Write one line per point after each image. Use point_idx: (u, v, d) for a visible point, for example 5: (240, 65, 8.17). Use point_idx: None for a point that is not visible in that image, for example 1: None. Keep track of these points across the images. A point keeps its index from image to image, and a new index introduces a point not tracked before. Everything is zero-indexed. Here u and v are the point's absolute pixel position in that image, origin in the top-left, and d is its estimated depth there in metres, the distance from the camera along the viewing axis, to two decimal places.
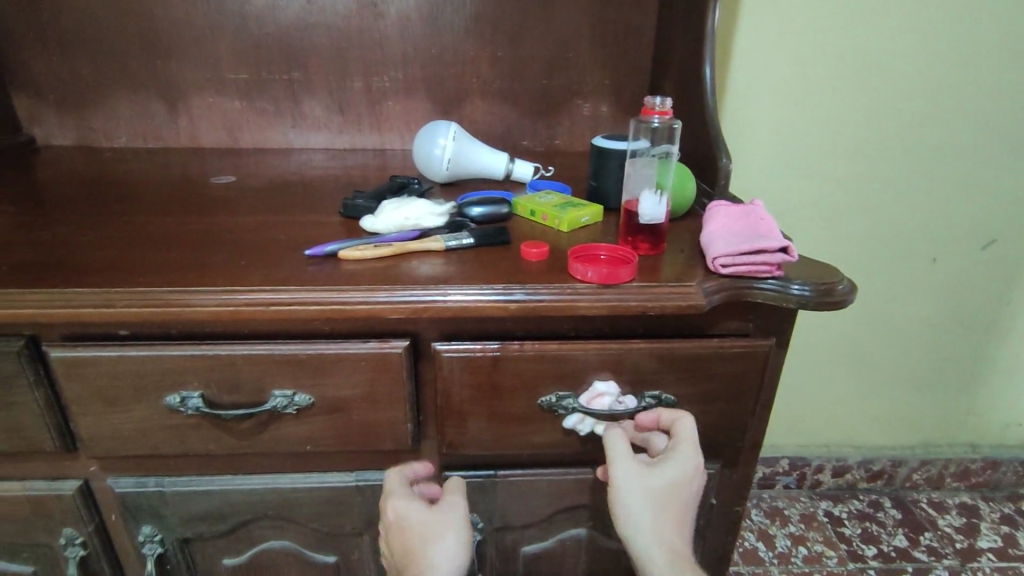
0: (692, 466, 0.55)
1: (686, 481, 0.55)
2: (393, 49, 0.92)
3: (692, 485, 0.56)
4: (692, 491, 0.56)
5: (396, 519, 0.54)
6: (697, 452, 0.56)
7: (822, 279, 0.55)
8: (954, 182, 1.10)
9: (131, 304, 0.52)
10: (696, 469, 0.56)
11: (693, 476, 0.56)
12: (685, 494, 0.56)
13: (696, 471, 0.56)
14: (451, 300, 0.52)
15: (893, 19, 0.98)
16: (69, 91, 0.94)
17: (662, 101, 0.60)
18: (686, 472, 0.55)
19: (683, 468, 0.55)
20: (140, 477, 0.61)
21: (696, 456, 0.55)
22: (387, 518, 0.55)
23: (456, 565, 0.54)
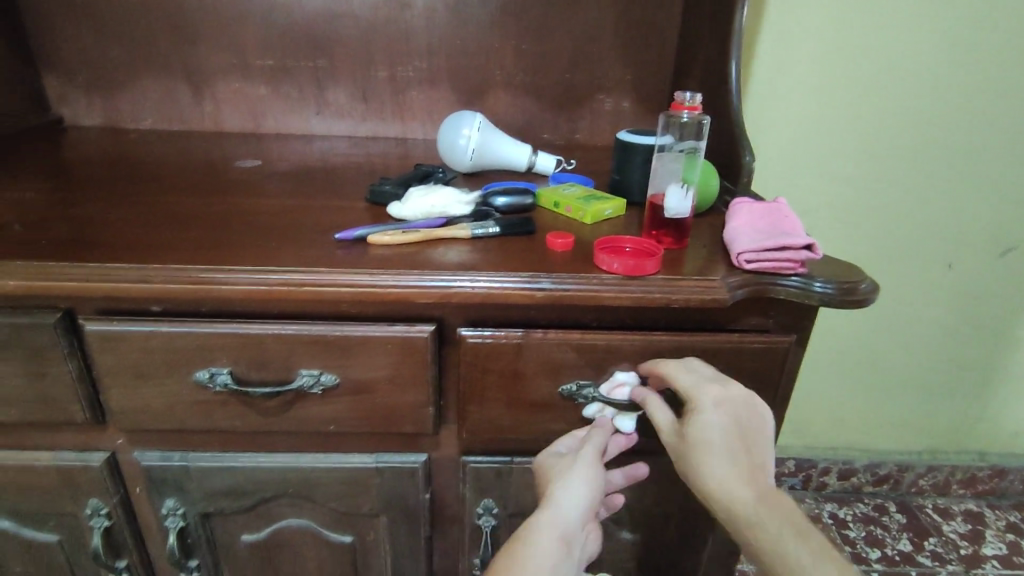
0: (705, 411, 0.50)
1: (715, 428, 0.50)
2: (418, 40, 0.93)
3: (726, 428, 0.50)
4: (736, 431, 0.50)
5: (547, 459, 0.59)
6: (708, 395, 0.51)
7: (845, 278, 0.55)
8: (973, 188, 1.10)
9: (166, 280, 0.53)
10: (721, 410, 0.51)
11: (720, 418, 0.51)
12: (726, 440, 0.50)
13: (724, 411, 0.51)
14: (478, 287, 0.53)
15: (919, 21, 0.98)
16: (98, 72, 0.95)
17: (692, 97, 0.61)
18: (706, 419, 0.50)
19: (700, 418, 0.51)
20: (166, 451, 0.62)
21: (707, 399, 0.51)
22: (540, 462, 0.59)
23: (583, 497, 0.54)
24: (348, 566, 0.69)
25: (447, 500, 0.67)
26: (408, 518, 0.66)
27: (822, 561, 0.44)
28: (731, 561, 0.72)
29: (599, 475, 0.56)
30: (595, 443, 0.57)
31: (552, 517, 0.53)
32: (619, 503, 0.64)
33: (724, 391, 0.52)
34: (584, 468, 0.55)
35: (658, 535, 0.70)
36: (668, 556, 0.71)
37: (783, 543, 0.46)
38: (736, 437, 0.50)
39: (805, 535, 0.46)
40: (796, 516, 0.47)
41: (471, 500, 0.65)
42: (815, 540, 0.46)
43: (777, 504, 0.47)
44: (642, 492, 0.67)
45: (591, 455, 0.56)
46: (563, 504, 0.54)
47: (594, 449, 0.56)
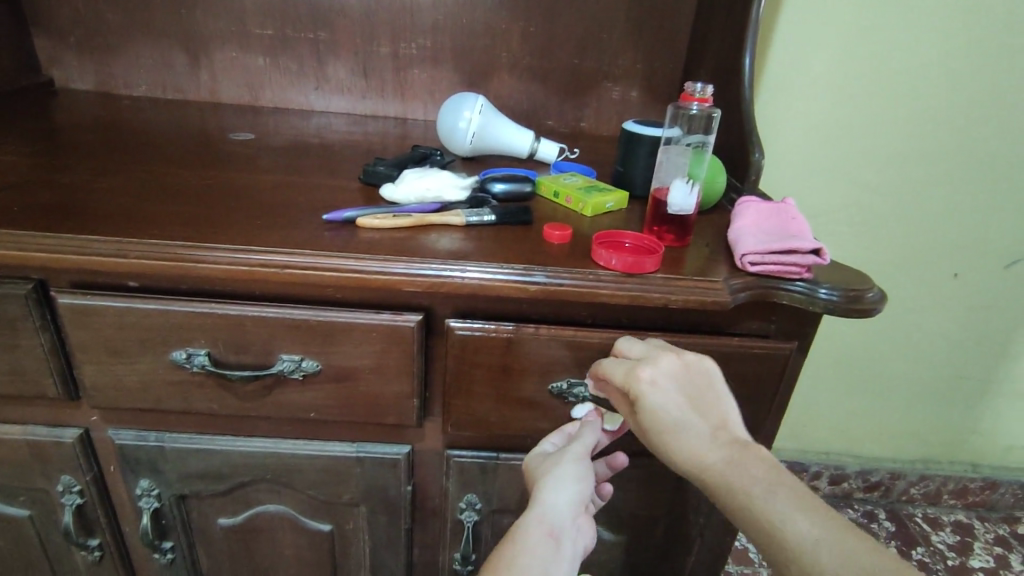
0: (645, 396, 0.48)
1: (660, 408, 0.48)
2: (423, 16, 0.90)
3: (671, 403, 0.48)
4: (684, 401, 0.48)
5: (533, 458, 0.56)
6: (641, 377, 0.49)
7: (852, 285, 0.53)
8: (987, 196, 1.07)
9: (144, 255, 0.50)
10: (659, 387, 0.48)
11: (662, 397, 0.48)
12: (674, 415, 0.47)
13: (665, 389, 0.48)
14: (470, 277, 0.51)
15: (945, 19, 0.95)
16: (92, 34, 0.92)
17: (703, 88, 0.58)
18: (649, 404, 0.48)
19: (641, 401, 0.48)
20: (141, 431, 0.60)
21: (642, 382, 0.48)
22: (526, 463, 0.57)
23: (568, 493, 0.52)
24: (326, 554, 0.68)
25: (429, 493, 0.65)
26: (388, 509, 0.64)
27: (797, 507, 0.41)
28: (717, 567, 0.70)
29: (589, 471, 0.54)
30: (583, 439, 0.55)
31: (540, 515, 0.50)
32: (610, 492, 0.61)
33: (659, 367, 0.49)
34: (572, 465, 0.53)
35: (643, 538, 0.68)
36: (651, 557, 0.69)
37: (754, 499, 0.43)
38: (684, 409, 0.48)
39: (775, 484, 0.43)
40: (763, 466, 0.44)
41: (453, 494, 0.63)
42: (787, 486, 0.43)
43: (742, 458, 0.44)
44: (627, 494, 0.65)
45: (579, 452, 0.54)
46: (550, 501, 0.51)
47: (580, 445, 0.54)
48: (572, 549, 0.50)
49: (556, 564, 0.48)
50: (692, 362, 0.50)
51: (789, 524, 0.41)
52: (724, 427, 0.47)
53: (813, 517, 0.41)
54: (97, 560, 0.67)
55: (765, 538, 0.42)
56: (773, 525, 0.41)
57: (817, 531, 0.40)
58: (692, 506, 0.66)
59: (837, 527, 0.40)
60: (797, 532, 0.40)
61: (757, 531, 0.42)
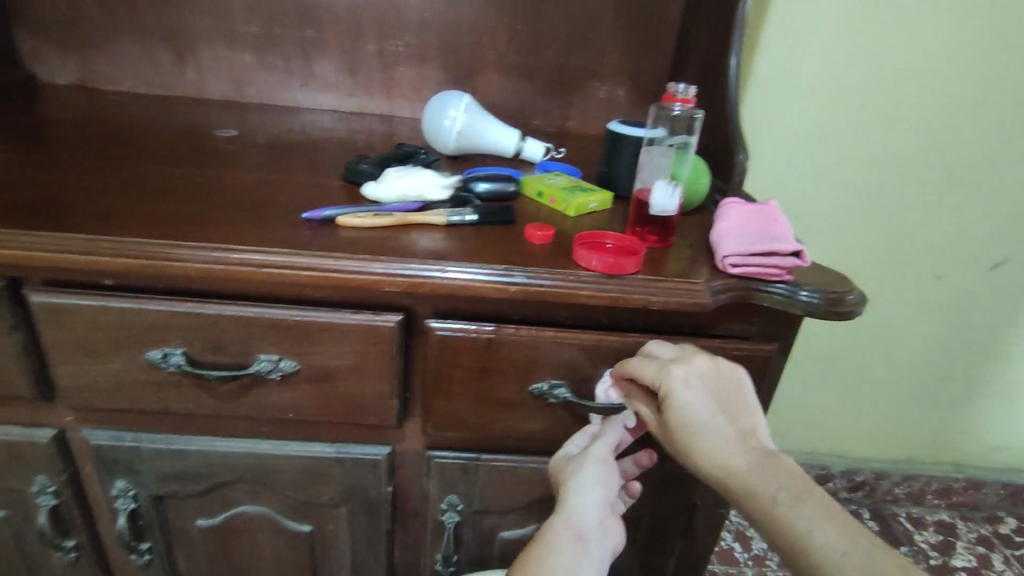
0: (676, 393, 0.48)
1: (691, 406, 0.48)
2: (409, 13, 0.89)
3: (701, 402, 0.48)
4: (713, 401, 0.48)
5: (559, 459, 0.57)
6: (674, 374, 0.49)
7: (832, 288, 0.53)
8: (971, 199, 1.08)
9: (119, 254, 0.50)
10: (691, 386, 0.48)
11: (693, 396, 0.48)
12: (704, 415, 0.47)
13: (696, 389, 0.48)
14: (449, 277, 0.51)
15: (931, 23, 0.95)
16: (72, 28, 0.91)
17: (685, 89, 0.58)
18: (679, 400, 0.48)
19: (671, 397, 0.48)
20: (117, 431, 0.59)
21: (675, 379, 0.49)
22: (552, 463, 0.57)
23: (593, 497, 0.52)
24: (305, 555, 0.67)
25: (410, 493, 0.64)
26: (368, 510, 0.64)
27: (824, 516, 0.42)
28: (700, 568, 0.70)
29: (613, 471, 0.54)
30: (604, 440, 0.55)
31: (566, 519, 0.51)
32: (639, 489, 0.61)
33: (692, 367, 0.49)
34: (595, 466, 0.53)
35: (627, 538, 0.68)
36: (634, 558, 0.69)
37: (781, 506, 0.43)
38: (714, 410, 0.48)
39: (802, 492, 0.43)
40: (791, 474, 0.44)
41: (434, 495, 0.63)
42: (815, 494, 0.43)
43: (770, 463, 0.45)
44: None
45: (602, 452, 0.54)
46: (575, 505, 0.52)
47: (602, 446, 0.54)
48: (601, 550, 0.51)
49: (583, 568, 0.50)
50: (722, 367, 0.50)
51: (815, 531, 0.41)
52: (752, 432, 0.47)
53: (840, 528, 0.41)
54: (73, 561, 0.66)
55: (789, 543, 0.42)
56: (800, 532, 0.42)
57: (844, 541, 0.40)
58: (675, 506, 0.66)
59: (862, 538, 0.40)
60: (822, 540, 0.41)
61: (779, 536, 0.43)
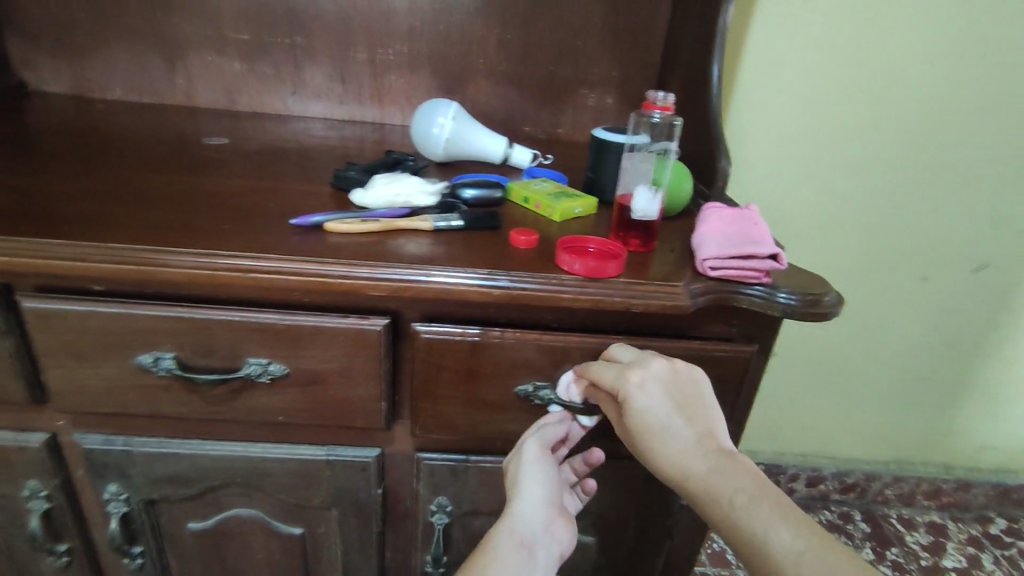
0: (632, 398, 0.49)
1: (648, 410, 0.49)
2: (400, 23, 0.91)
3: (658, 406, 0.49)
4: (671, 404, 0.49)
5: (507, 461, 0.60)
6: (632, 382, 0.49)
7: (809, 289, 0.54)
8: (955, 201, 1.09)
9: (107, 260, 0.51)
10: (648, 394, 0.49)
11: (650, 399, 0.49)
12: (662, 422, 0.49)
13: (652, 393, 0.49)
14: (434, 281, 0.52)
15: (911, 29, 0.97)
16: (66, 38, 0.92)
17: (665, 96, 0.59)
18: (636, 405, 0.49)
19: (629, 402, 0.49)
20: (109, 435, 0.60)
21: (632, 388, 0.49)
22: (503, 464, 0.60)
23: (535, 500, 0.56)
24: (298, 557, 0.68)
25: (400, 496, 0.65)
26: (359, 512, 0.64)
27: (780, 518, 0.43)
28: (687, 568, 0.71)
29: (548, 466, 0.56)
30: (537, 441, 0.57)
31: (511, 527, 0.55)
32: (595, 486, 0.63)
33: (649, 371, 0.50)
34: (530, 466, 0.56)
35: (613, 539, 0.69)
36: (621, 557, 0.70)
37: (739, 508, 0.44)
38: (672, 415, 0.49)
39: (760, 495, 0.44)
40: (750, 477, 0.45)
41: (424, 497, 0.63)
42: (773, 496, 0.44)
43: (726, 465, 0.46)
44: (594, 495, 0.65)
45: (537, 448, 0.56)
46: (520, 513, 0.56)
47: (537, 445, 0.56)
48: (545, 553, 0.56)
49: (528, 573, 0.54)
50: (680, 368, 0.51)
51: (770, 535, 0.42)
52: (710, 434, 0.48)
53: (797, 529, 0.42)
54: (65, 566, 0.66)
55: (746, 544, 0.43)
56: (758, 535, 0.43)
57: (800, 541, 0.42)
58: (661, 507, 0.67)
59: (818, 539, 0.42)
60: (778, 542, 0.42)
61: (738, 539, 0.44)
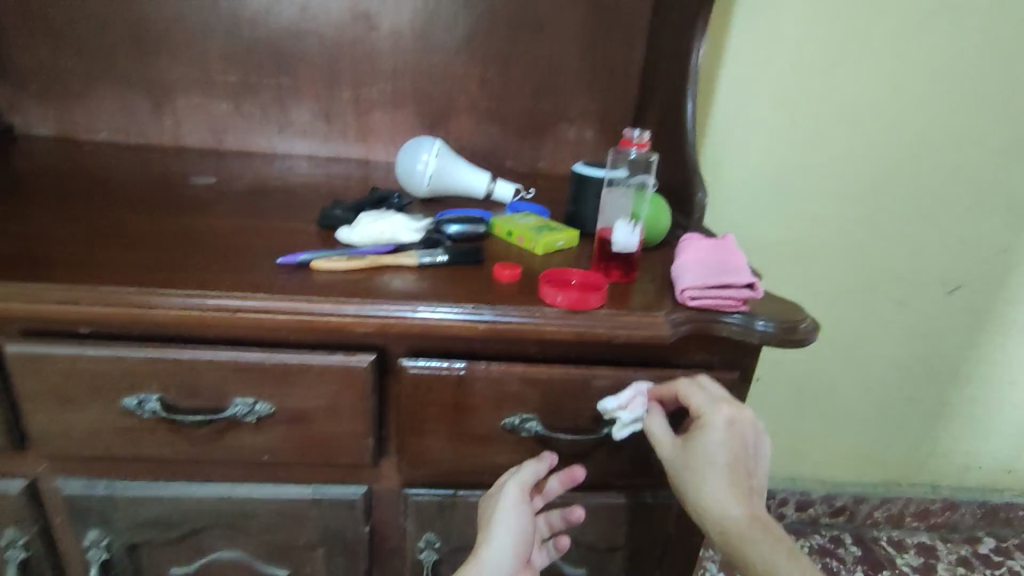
0: (716, 428, 0.51)
1: (722, 445, 0.51)
2: (383, 63, 0.93)
3: (732, 445, 0.51)
4: (741, 449, 0.51)
5: (485, 499, 0.59)
6: (723, 414, 0.52)
7: (786, 317, 0.56)
8: (926, 226, 1.13)
9: (95, 303, 0.51)
10: (731, 433, 0.51)
11: (728, 436, 0.51)
12: (728, 463, 0.51)
13: (732, 432, 0.51)
14: (420, 317, 0.52)
15: (874, 64, 1.02)
16: (52, 82, 0.93)
17: (641, 134, 0.62)
18: (716, 436, 0.51)
19: (710, 430, 0.51)
20: (91, 479, 0.59)
21: (722, 421, 0.51)
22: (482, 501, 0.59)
23: (505, 549, 0.55)
24: None
25: (388, 533, 0.65)
26: (347, 551, 0.63)
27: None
28: None
29: (525, 512, 0.56)
30: (517, 484, 0.56)
31: None
32: (566, 544, 0.63)
33: (736, 412, 0.52)
34: (508, 510, 0.55)
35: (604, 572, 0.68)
36: None
37: (772, 558, 0.48)
38: (738, 460, 0.51)
39: (789, 554, 0.49)
40: (783, 538, 0.50)
41: (412, 533, 0.63)
42: (799, 560, 0.49)
43: (767, 521, 0.50)
44: (584, 528, 0.65)
45: (516, 494, 0.55)
46: (487, 563, 0.54)
47: (516, 489, 0.56)
48: None
49: None
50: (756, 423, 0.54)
51: None
52: (756, 491, 0.52)
53: None
54: None
55: None
56: None
57: None
58: (651, 539, 0.67)
59: None
60: None
61: None
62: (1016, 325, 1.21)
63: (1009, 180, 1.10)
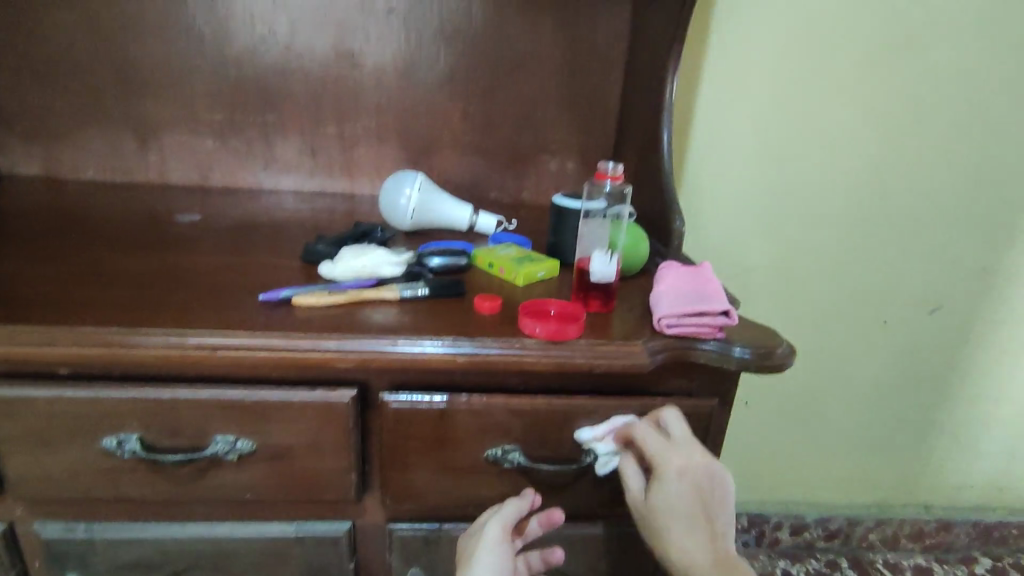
0: (666, 482, 0.52)
1: (675, 496, 0.53)
2: (367, 99, 0.95)
3: (685, 495, 0.53)
4: (696, 497, 0.53)
5: (465, 541, 0.58)
6: (672, 468, 0.52)
7: (763, 343, 0.57)
8: (905, 248, 1.15)
9: (75, 343, 0.51)
10: (682, 484, 0.53)
11: (680, 487, 0.53)
12: (683, 509, 0.53)
13: (685, 483, 0.53)
14: (400, 351, 0.53)
15: (845, 93, 1.05)
16: (38, 123, 0.94)
17: (614, 166, 0.63)
18: (667, 489, 0.53)
19: (661, 483, 0.53)
20: (70, 522, 0.58)
21: (671, 475, 0.52)
22: (461, 544, 0.58)
23: None
24: None
25: (374, 570, 0.64)
26: None
27: None
28: None
29: (509, 552, 0.55)
30: (499, 523, 0.55)
31: None
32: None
33: (688, 461, 0.53)
34: (493, 554, 0.54)
35: None
36: None
37: None
38: (694, 507, 0.53)
39: None
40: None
41: (398, 569, 0.62)
42: None
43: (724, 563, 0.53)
44: (571, 559, 0.65)
45: (499, 532, 0.55)
46: None
47: (498, 528, 0.55)
48: None
49: None
50: (716, 466, 0.54)
51: None
52: (718, 530, 0.54)
53: None
54: None
55: None
56: None
57: None
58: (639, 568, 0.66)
59: None
60: None
61: None
62: (997, 343, 1.22)
63: (984, 201, 1.12)
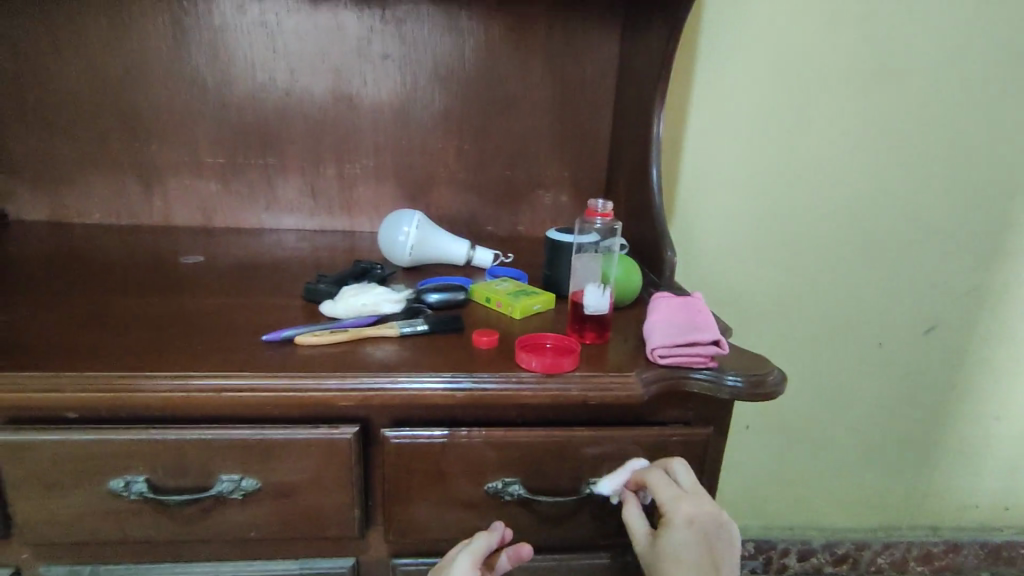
0: (676, 528, 0.52)
1: (683, 544, 0.52)
2: (365, 139, 0.98)
3: (693, 543, 0.52)
4: (704, 547, 0.52)
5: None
6: (683, 513, 0.52)
7: (753, 371, 0.58)
8: (895, 270, 1.17)
9: (82, 388, 0.53)
10: (691, 531, 0.52)
11: (689, 535, 0.52)
12: (692, 559, 0.52)
13: (694, 531, 0.52)
14: (401, 387, 0.54)
15: (829, 123, 1.08)
16: (45, 169, 0.96)
17: (604, 204, 0.66)
18: (676, 536, 0.52)
19: (670, 529, 0.52)
20: (75, 565, 0.59)
21: (681, 520, 0.52)
22: None
23: None
24: None
25: None
26: None
27: None
28: None
29: None
30: (469, 555, 0.53)
31: None
32: None
33: (698, 509, 0.52)
34: None
35: None
36: None
37: None
38: (701, 558, 0.52)
39: None
40: None
41: None
42: None
43: None
44: None
45: (468, 565, 0.53)
46: None
47: (468, 561, 0.53)
48: None
49: None
50: (723, 518, 0.53)
51: None
52: None
53: None
54: None
55: None
56: None
57: None
58: None
59: None
60: None
61: None
62: (993, 361, 1.23)
63: (970, 223, 1.14)
